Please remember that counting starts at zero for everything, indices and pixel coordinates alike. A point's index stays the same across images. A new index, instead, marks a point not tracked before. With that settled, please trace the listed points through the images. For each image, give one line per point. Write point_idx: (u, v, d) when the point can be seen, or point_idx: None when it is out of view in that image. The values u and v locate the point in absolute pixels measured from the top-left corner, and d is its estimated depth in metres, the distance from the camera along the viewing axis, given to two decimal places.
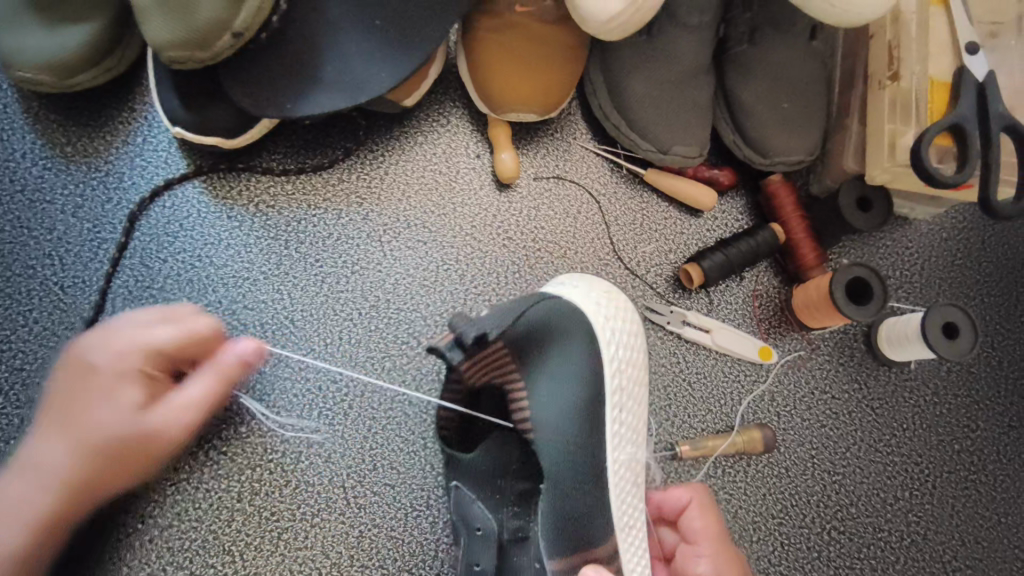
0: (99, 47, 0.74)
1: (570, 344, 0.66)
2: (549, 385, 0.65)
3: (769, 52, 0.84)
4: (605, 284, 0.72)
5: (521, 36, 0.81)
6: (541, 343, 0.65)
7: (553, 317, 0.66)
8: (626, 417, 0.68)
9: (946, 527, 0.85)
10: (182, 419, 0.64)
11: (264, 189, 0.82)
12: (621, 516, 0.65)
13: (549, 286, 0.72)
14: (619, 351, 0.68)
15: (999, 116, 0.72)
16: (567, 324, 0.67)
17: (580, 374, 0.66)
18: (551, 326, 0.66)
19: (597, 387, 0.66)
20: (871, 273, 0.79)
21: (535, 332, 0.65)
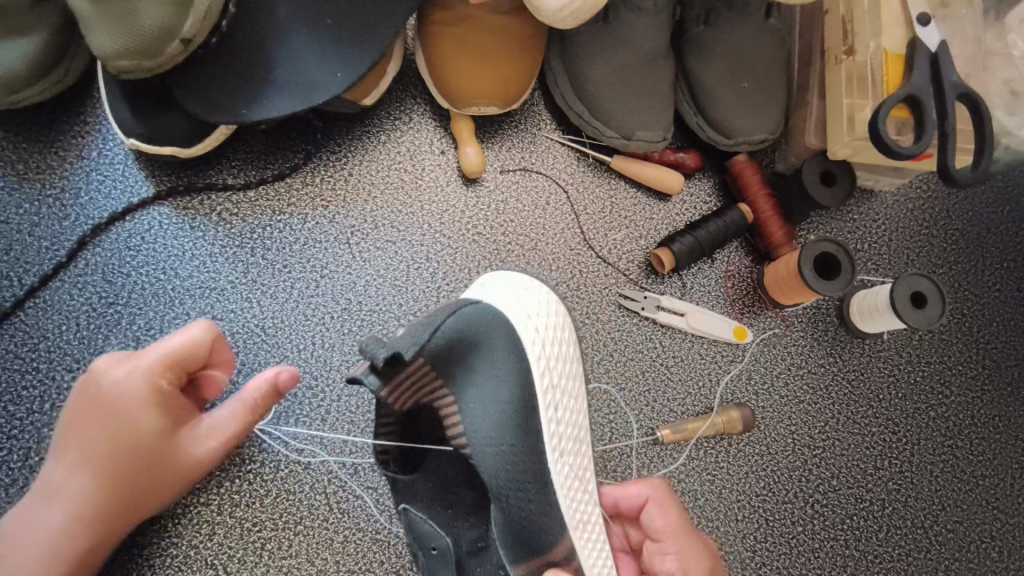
0: (44, 61, 0.73)
1: (498, 350, 0.65)
2: (480, 392, 0.62)
3: (725, 33, 0.85)
4: (521, 281, 0.71)
5: (477, 28, 0.80)
6: (459, 354, 0.63)
7: (474, 326, 0.64)
8: (564, 416, 0.67)
9: (925, 494, 0.87)
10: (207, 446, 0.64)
11: (226, 197, 0.80)
12: (573, 513, 0.65)
13: (469, 291, 0.71)
14: (545, 348, 0.67)
15: (953, 85, 0.73)
16: (489, 329, 0.65)
17: (511, 379, 0.64)
18: (474, 334, 0.64)
19: (529, 392, 0.64)
20: (838, 246, 0.79)
21: (458, 341, 0.62)
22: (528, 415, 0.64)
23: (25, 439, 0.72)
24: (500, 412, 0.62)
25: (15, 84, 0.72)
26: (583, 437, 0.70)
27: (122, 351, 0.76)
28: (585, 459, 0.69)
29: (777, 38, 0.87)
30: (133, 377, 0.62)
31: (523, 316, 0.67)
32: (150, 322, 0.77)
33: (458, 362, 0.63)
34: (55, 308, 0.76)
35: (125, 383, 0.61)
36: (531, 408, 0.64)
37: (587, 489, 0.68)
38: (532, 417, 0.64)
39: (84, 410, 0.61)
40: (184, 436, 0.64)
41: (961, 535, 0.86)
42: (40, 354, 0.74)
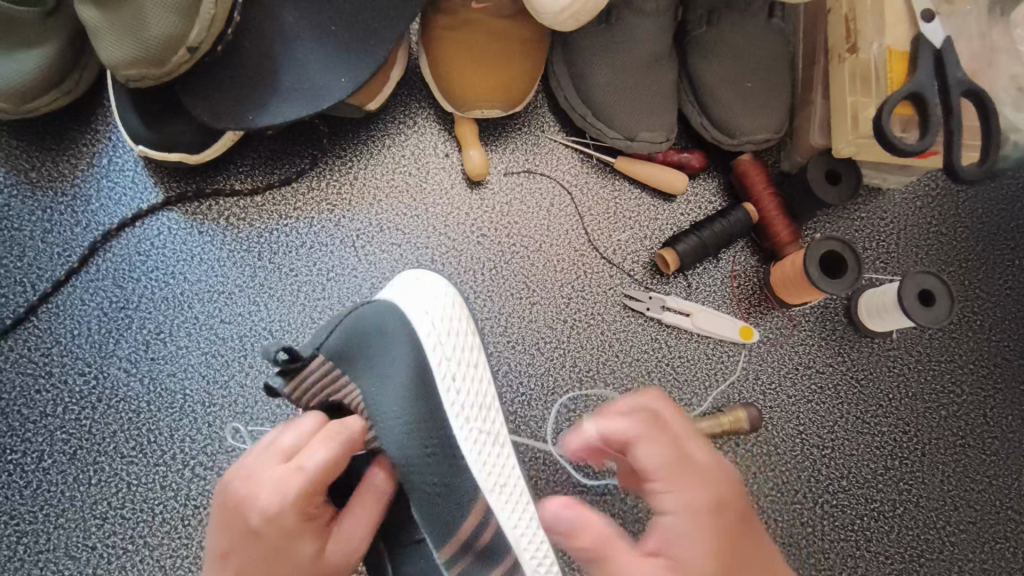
0: (56, 70, 0.74)
1: (387, 341, 0.65)
2: (377, 379, 0.63)
3: (726, 33, 0.85)
4: (432, 277, 0.72)
5: (479, 32, 0.81)
6: (355, 345, 0.64)
7: (366, 323, 0.66)
8: (465, 395, 0.66)
9: (937, 493, 0.86)
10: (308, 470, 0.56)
11: (234, 202, 0.82)
12: (486, 477, 0.65)
13: (398, 280, 0.72)
14: (437, 332, 0.67)
15: (959, 82, 0.72)
16: (382, 319, 0.66)
17: (404, 358, 0.65)
18: (367, 329, 0.65)
19: (422, 378, 0.64)
20: (844, 245, 0.79)
21: (351, 336, 0.64)
22: (421, 399, 0.63)
23: (38, 442, 0.74)
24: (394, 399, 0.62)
25: (28, 94, 0.74)
26: (491, 403, 0.69)
27: (133, 354, 0.77)
28: (500, 437, 0.68)
29: (780, 37, 0.87)
30: (279, 482, 0.55)
31: (410, 301, 0.68)
32: (160, 326, 0.78)
33: (357, 358, 0.64)
34: (67, 313, 0.77)
35: (277, 487, 0.55)
36: (425, 383, 0.64)
37: (505, 448, 0.68)
38: (427, 393, 0.64)
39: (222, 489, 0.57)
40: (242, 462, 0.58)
41: (975, 535, 0.85)
42: (52, 358, 0.76)
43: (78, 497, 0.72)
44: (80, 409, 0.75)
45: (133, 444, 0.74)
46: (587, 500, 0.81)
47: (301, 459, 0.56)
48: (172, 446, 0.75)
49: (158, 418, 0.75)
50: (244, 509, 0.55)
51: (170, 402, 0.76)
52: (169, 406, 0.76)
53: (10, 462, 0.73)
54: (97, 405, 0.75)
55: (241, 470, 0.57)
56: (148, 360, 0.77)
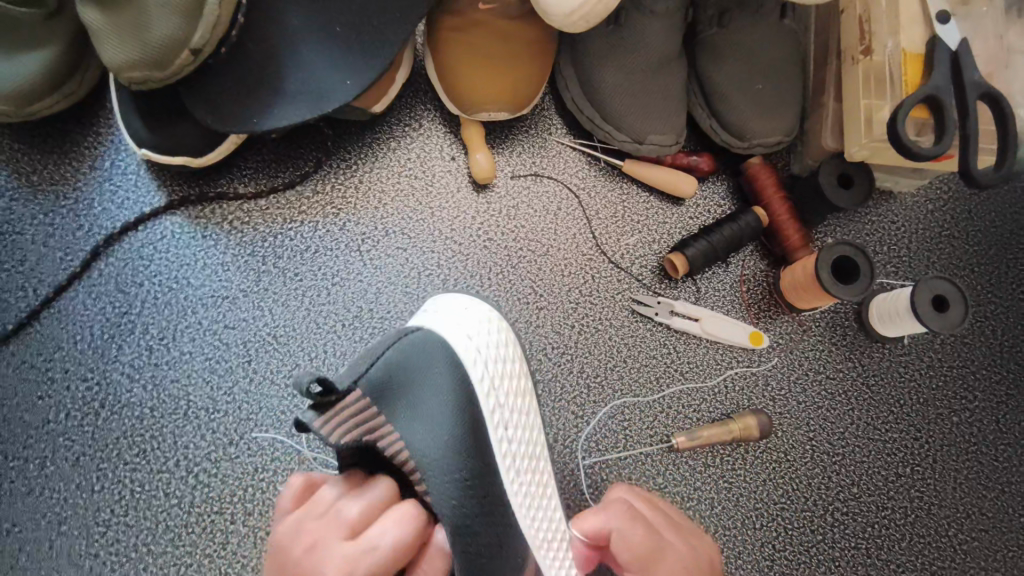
0: (57, 73, 0.73)
1: (435, 373, 0.63)
2: (421, 422, 0.60)
3: (737, 33, 0.84)
4: (473, 304, 0.71)
5: (486, 34, 0.79)
6: (401, 380, 0.62)
7: (413, 354, 0.64)
8: (513, 432, 0.66)
9: (949, 501, 0.84)
10: (380, 549, 0.52)
11: (238, 206, 0.81)
12: (533, 533, 0.62)
13: (430, 309, 0.70)
14: (487, 368, 0.66)
15: (975, 84, 0.71)
16: (430, 355, 0.64)
17: (454, 400, 0.63)
18: (416, 359, 0.64)
19: (473, 413, 0.63)
20: (856, 249, 0.78)
21: (393, 370, 0.61)
22: (474, 435, 0.62)
23: (41, 448, 0.73)
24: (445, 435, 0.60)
25: (30, 97, 0.73)
26: (539, 449, 0.69)
27: (136, 360, 0.76)
28: (542, 471, 0.68)
29: (792, 38, 0.86)
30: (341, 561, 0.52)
31: (462, 337, 0.66)
32: (164, 331, 0.77)
33: (402, 391, 0.61)
34: (69, 317, 0.76)
35: (342, 565, 0.51)
36: (476, 429, 0.62)
37: (552, 503, 0.66)
38: (478, 440, 0.62)
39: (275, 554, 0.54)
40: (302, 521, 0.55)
41: (987, 544, 0.84)
42: (54, 364, 0.75)
43: (80, 504, 0.72)
44: (83, 416, 0.74)
45: (136, 451, 0.74)
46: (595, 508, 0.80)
47: (371, 538, 0.53)
48: (176, 452, 0.74)
49: (161, 425, 0.75)
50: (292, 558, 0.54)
51: (173, 408, 0.75)
52: (173, 412, 0.75)
53: (12, 469, 0.72)
54: (100, 412, 0.74)
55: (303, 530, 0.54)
56: (152, 366, 0.76)
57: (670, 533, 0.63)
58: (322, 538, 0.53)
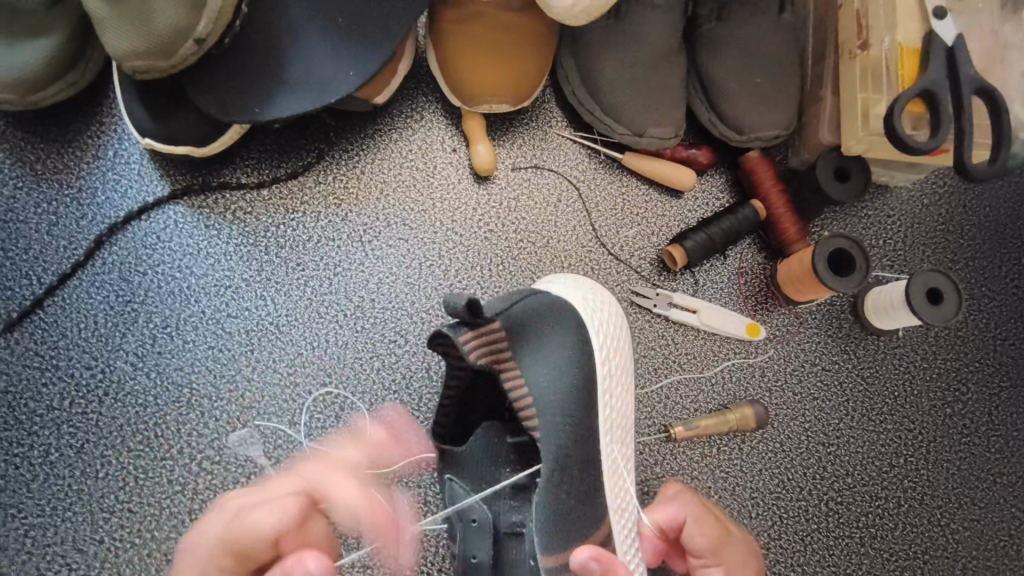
0: (62, 62, 0.74)
1: (562, 332, 0.68)
2: (547, 372, 0.66)
3: (737, 28, 0.84)
4: (590, 279, 0.74)
5: (487, 26, 0.80)
6: (535, 330, 0.68)
7: (545, 306, 0.69)
8: (614, 404, 0.69)
9: (941, 491, 0.86)
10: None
11: (241, 196, 0.81)
12: (613, 500, 0.66)
13: (542, 279, 0.74)
14: (608, 339, 0.70)
15: (970, 79, 0.72)
16: (558, 313, 0.69)
17: (571, 362, 0.67)
18: (546, 313, 0.69)
19: (586, 374, 0.68)
20: (852, 242, 0.79)
21: (529, 317, 0.67)
22: (585, 397, 0.67)
23: (45, 435, 0.73)
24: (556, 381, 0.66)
25: (34, 86, 0.73)
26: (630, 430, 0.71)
27: (139, 348, 0.77)
28: (631, 449, 0.70)
29: (790, 33, 0.87)
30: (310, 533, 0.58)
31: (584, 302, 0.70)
32: (167, 319, 0.78)
33: (530, 339, 0.67)
34: (73, 306, 0.77)
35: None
36: (587, 392, 0.67)
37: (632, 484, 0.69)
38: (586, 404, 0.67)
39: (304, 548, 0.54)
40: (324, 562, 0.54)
41: (978, 533, 0.85)
42: (58, 351, 0.75)
43: (84, 491, 0.72)
44: (87, 403, 0.75)
45: (140, 438, 0.74)
46: None
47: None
48: (179, 440, 0.75)
49: (165, 412, 0.75)
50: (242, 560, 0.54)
51: (177, 396, 0.76)
52: (177, 400, 0.76)
53: (16, 456, 0.73)
54: (104, 399, 0.75)
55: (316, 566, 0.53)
56: (155, 354, 0.77)
57: (731, 532, 0.67)
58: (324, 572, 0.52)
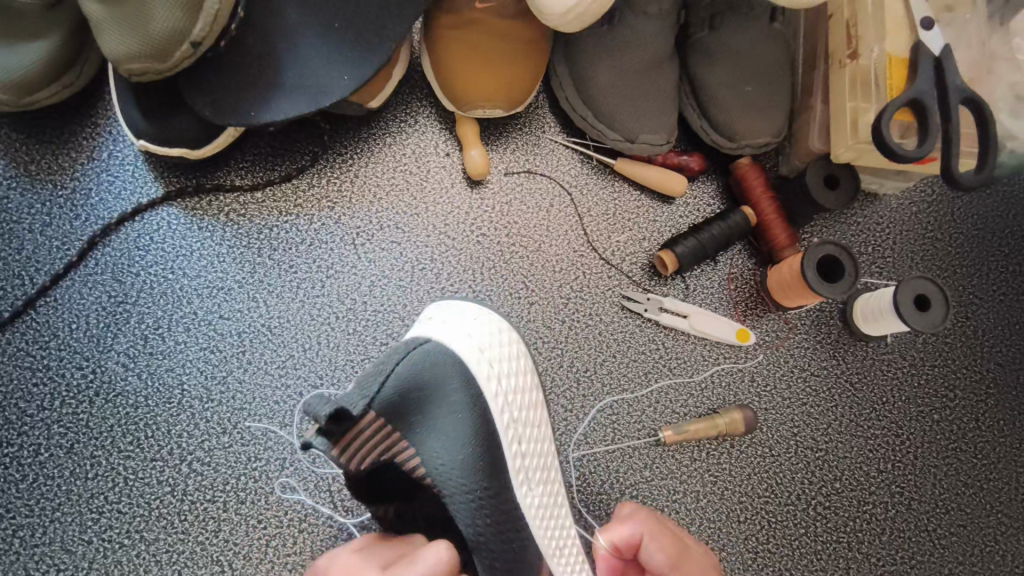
0: (57, 63, 0.74)
1: (451, 387, 0.64)
2: (443, 438, 0.61)
3: (728, 36, 0.85)
4: (473, 312, 0.73)
5: (481, 32, 0.81)
6: (418, 397, 0.62)
7: (425, 365, 0.64)
8: (528, 446, 0.68)
9: (929, 497, 0.86)
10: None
11: (234, 198, 0.82)
12: (547, 542, 0.63)
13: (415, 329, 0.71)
14: (502, 383, 0.68)
15: (957, 89, 0.73)
16: (440, 368, 0.65)
17: (466, 417, 0.63)
18: (429, 374, 0.64)
19: (488, 429, 0.64)
20: (841, 249, 0.80)
21: (410, 384, 0.62)
22: (489, 448, 0.63)
23: (35, 435, 0.73)
24: (458, 446, 0.61)
25: (28, 86, 0.74)
26: (550, 463, 0.71)
27: (131, 349, 0.77)
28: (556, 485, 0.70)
29: (781, 42, 0.88)
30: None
31: (470, 351, 0.67)
32: (159, 321, 0.78)
33: (415, 409, 0.61)
34: (65, 306, 0.77)
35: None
36: (493, 442, 0.64)
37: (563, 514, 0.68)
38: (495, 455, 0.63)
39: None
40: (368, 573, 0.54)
41: (965, 539, 0.86)
42: (50, 351, 0.75)
43: (73, 491, 0.72)
44: (78, 403, 0.75)
45: (130, 438, 0.74)
46: (581, 501, 0.82)
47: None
48: (170, 440, 0.75)
49: (155, 413, 0.75)
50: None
51: (168, 397, 0.76)
52: (167, 401, 0.76)
53: (6, 455, 0.73)
54: (94, 400, 0.75)
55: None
56: (146, 355, 0.77)
57: (695, 552, 0.68)
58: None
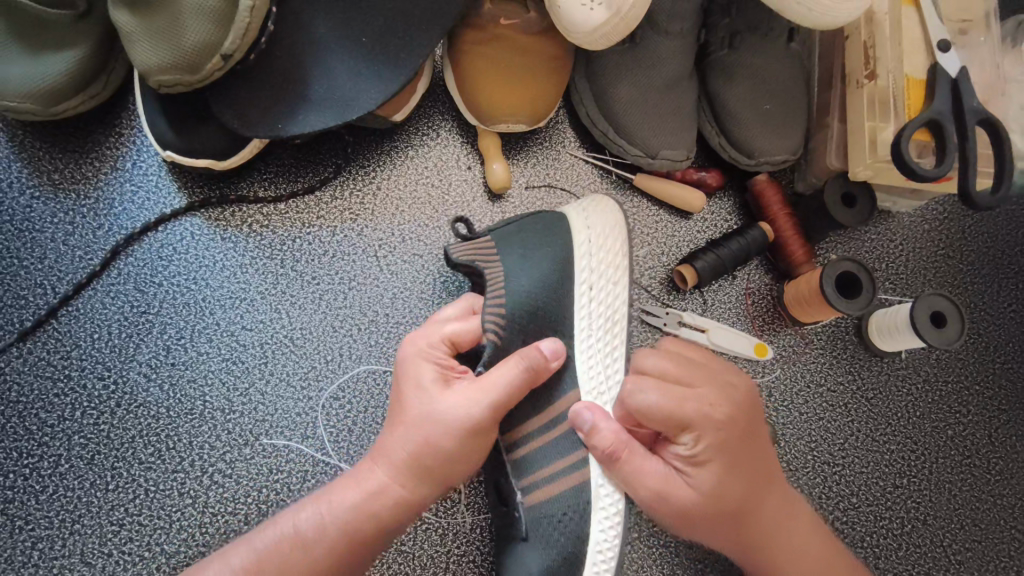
0: (86, 73, 0.74)
1: (550, 232, 0.75)
2: (528, 257, 0.72)
3: (747, 55, 0.87)
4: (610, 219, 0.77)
5: (505, 47, 0.82)
6: (527, 233, 0.74)
7: (539, 223, 0.75)
8: (597, 294, 0.74)
9: (944, 512, 0.87)
10: (461, 417, 0.62)
11: (257, 210, 0.82)
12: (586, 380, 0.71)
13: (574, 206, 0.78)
14: (596, 248, 0.75)
15: (974, 110, 0.74)
16: (554, 228, 0.75)
17: (553, 252, 0.73)
18: (536, 228, 0.75)
19: (565, 262, 0.73)
20: (859, 266, 0.81)
21: (521, 228, 0.75)
22: (558, 281, 0.73)
23: (56, 446, 0.73)
24: (539, 270, 0.72)
25: (55, 96, 0.73)
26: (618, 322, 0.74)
27: (153, 359, 0.76)
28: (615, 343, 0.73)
29: (798, 62, 0.89)
30: (467, 396, 0.63)
31: (577, 229, 0.75)
32: (182, 332, 0.77)
33: (518, 237, 0.74)
34: (87, 316, 0.76)
35: (460, 407, 0.62)
36: (563, 279, 0.73)
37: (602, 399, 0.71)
38: (563, 284, 0.73)
39: (446, 411, 0.62)
40: (450, 404, 0.62)
41: (979, 554, 0.86)
42: (71, 361, 0.75)
43: (94, 503, 0.72)
44: (99, 414, 0.74)
45: (152, 449, 0.74)
46: None
47: (451, 415, 0.62)
48: (192, 452, 0.74)
49: (177, 424, 0.75)
50: (301, 524, 0.59)
51: (190, 408, 0.76)
52: (189, 412, 0.75)
53: (26, 466, 0.72)
54: (116, 410, 0.75)
55: (451, 414, 0.62)
56: (168, 366, 0.76)
57: (706, 388, 0.67)
58: (452, 415, 0.62)
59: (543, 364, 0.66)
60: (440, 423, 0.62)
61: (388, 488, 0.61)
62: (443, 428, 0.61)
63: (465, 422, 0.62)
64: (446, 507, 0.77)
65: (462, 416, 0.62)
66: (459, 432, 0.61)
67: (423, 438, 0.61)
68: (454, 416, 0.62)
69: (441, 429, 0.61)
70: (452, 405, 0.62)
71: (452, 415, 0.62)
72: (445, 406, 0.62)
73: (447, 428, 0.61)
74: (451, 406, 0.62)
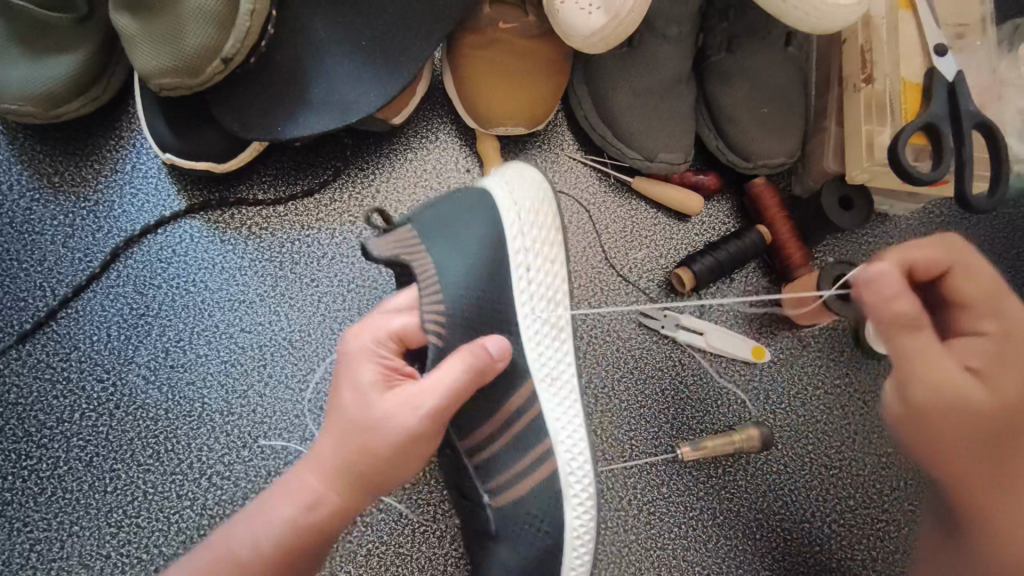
0: (86, 77, 0.75)
1: (484, 219, 0.69)
2: (455, 246, 0.67)
3: (745, 59, 0.87)
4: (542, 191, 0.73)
5: (504, 51, 0.82)
6: (462, 222, 0.69)
7: (475, 206, 0.70)
8: (535, 275, 0.70)
9: None
10: (398, 425, 0.58)
11: (257, 212, 0.82)
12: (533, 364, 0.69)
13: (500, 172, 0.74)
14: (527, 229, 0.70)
15: (971, 115, 0.74)
16: (486, 209, 0.70)
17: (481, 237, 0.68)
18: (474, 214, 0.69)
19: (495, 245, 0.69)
20: (856, 269, 0.82)
21: (457, 215, 0.69)
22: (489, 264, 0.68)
23: (55, 448, 0.73)
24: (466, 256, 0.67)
25: (54, 99, 0.74)
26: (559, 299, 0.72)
27: (151, 362, 0.77)
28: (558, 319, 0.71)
29: (795, 66, 0.90)
30: (403, 402, 0.58)
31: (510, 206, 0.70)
32: (180, 334, 0.78)
33: (449, 227, 0.68)
34: (86, 318, 0.77)
35: (396, 414, 0.58)
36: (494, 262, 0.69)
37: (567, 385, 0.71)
38: (496, 268, 0.68)
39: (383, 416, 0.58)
40: (386, 409, 0.58)
41: None
42: (70, 363, 0.75)
43: (92, 506, 0.72)
44: (98, 416, 0.74)
45: (150, 452, 0.74)
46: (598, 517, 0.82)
47: (387, 422, 0.58)
48: (190, 454, 0.75)
49: (176, 426, 0.75)
50: (235, 544, 0.58)
51: (189, 410, 0.76)
52: (187, 414, 0.76)
53: (25, 468, 0.72)
54: (115, 412, 0.75)
55: (388, 421, 0.58)
56: (167, 368, 0.77)
57: (984, 307, 0.62)
58: (388, 423, 0.58)
59: (487, 364, 0.61)
60: (377, 430, 0.58)
61: (323, 497, 0.58)
62: (378, 435, 0.58)
63: (403, 430, 0.58)
64: (444, 509, 0.78)
65: (400, 423, 0.58)
66: (393, 440, 0.58)
67: (358, 444, 0.58)
68: (390, 422, 0.58)
69: (376, 438, 0.58)
70: (389, 411, 0.58)
71: (388, 422, 0.58)
72: (382, 411, 0.58)
73: (383, 436, 0.58)
74: (388, 411, 0.58)
